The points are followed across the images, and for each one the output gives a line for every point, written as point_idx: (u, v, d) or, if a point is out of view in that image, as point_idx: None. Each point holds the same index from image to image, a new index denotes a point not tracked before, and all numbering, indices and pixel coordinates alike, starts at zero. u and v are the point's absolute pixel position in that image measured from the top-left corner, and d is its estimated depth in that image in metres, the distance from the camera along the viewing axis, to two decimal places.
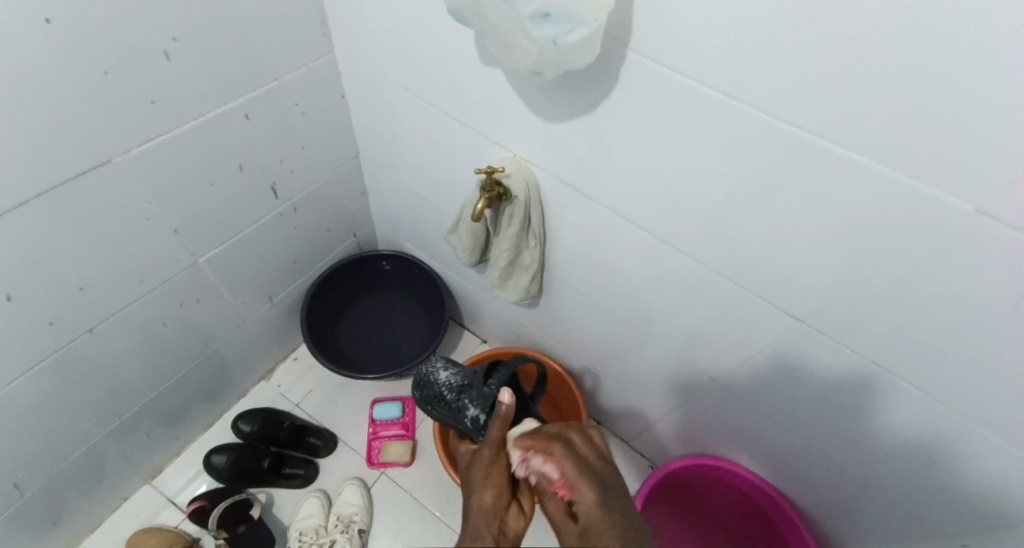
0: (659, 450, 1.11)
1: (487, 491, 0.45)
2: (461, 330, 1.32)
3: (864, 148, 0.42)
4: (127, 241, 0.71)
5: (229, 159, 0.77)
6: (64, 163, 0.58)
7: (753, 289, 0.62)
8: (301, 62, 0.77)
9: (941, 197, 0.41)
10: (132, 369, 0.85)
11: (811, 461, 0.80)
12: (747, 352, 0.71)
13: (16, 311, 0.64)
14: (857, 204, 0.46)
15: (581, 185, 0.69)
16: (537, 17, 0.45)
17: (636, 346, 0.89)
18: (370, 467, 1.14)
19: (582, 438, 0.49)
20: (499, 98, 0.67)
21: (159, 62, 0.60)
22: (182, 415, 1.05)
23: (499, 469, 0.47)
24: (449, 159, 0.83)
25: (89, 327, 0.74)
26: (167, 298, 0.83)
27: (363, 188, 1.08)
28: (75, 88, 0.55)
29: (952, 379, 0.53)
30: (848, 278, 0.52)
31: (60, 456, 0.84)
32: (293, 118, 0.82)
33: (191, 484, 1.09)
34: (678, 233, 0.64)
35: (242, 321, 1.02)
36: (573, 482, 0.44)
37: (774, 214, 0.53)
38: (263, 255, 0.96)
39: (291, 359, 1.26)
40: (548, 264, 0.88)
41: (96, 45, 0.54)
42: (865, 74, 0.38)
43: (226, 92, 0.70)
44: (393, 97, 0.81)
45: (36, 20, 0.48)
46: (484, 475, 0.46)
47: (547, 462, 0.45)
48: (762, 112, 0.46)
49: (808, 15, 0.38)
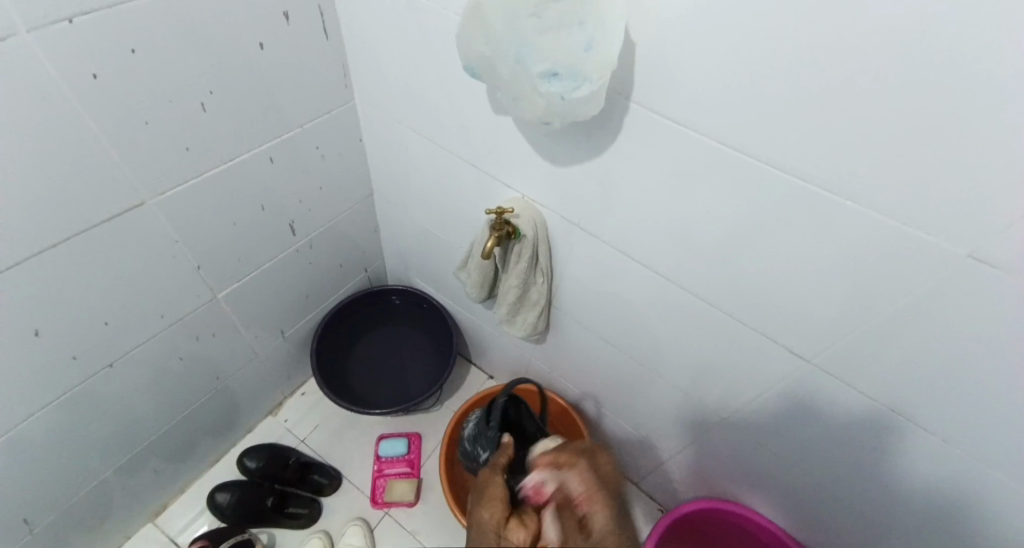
0: (668, 490, 1.09)
1: (487, 507, 0.54)
2: (468, 366, 1.33)
3: (859, 192, 0.44)
4: (151, 278, 0.73)
5: (251, 201, 0.80)
6: (98, 204, 0.61)
7: (758, 326, 0.63)
8: (323, 110, 0.82)
9: (935, 239, 0.42)
10: (146, 403, 0.87)
11: (823, 504, 0.79)
12: (754, 390, 0.72)
13: (43, 345, 0.66)
14: (855, 245, 0.48)
15: (588, 225, 0.72)
16: (545, 76, 0.49)
17: (644, 383, 0.89)
18: (375, 507, 1.13)
19: (603, 464, 0.60)
20: (509, 144, 0.70)
21: (194, 113, 0.65)
22: (189, 451, 1.05)
23: (493, 490, 0.56)
24: (460, 199, 0.86)
25: (109, 362, 0.76)
26: (184, 333, 0.85)
27: (375, 226, 1.11)
28: (117, 136, 0.59)
29: (956, 417, 0.53)
30: (852, 318, 0.54)
31: (69, 492, 0.84)
32: (313, 161, 0.86)
33: (195, 522, 1.08)
34: (683, 270, 0.66)
35: (254, 356, 1.04)
36: (591, 494, 0.56)
37: (776, 255, 0.55)
38: (277, 291, 0.98)
39: (299, 395, 1.26)
40: (556, 300, 0.90)
41: (136, 97, 0.58)
42: (859, 124, 0.41)
43: (252, 138, 0.74)
44: (408, 141, 0.85)
45: (87, 76, 0.53)
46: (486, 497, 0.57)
47: (574, 472, 0.58)
48: (762, 160, 0.49)
49: (802, 69, 0.41)
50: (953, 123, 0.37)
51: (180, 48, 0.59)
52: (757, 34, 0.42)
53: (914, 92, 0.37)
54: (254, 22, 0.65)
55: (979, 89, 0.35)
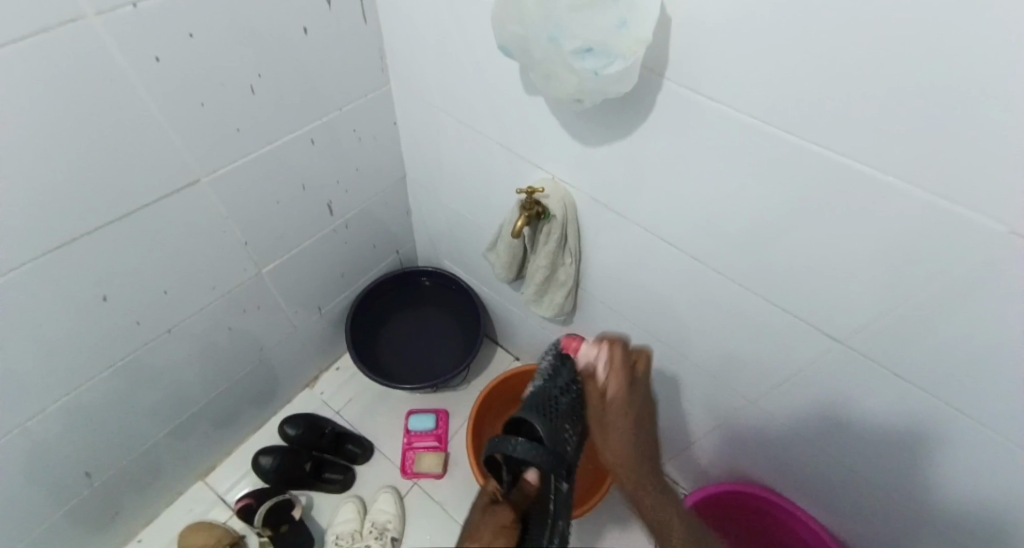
0: (693, 472, 1.11)
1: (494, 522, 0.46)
2: (495, 346, 1.36)
3: (895, 168, 0.44)
4: (202, 252, 0.78)
5: (292, 181, 0.84)
6: (157, 181, 0.66)
7: (786, 307, 0.64)
8: (361, 92, 0.85)
9: (974, 218, 0.42)
10: (195, 371, 0.93)
11: (849, 487, 0.80)
12: (781, 373, 0.73)
13: (106, 311, 0.72)
14: (889, 226, 0.48)
15: (618, 206, 0.73)
16: (578, 53, 0.51)
17: (670, 365, 0.90)
18: (405, 476, 1.18)
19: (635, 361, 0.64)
20: (541, 125, 0.71)
21: (243, 96, 0.68)
22: (235, 417, 1.12)
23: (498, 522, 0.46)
24: (491, 180, 0.88)
25: (165, 329, 0.81)
26: (231, 306, 0.90)
27: (408, 207, 1.14)
28: (173, 117, 0.63)
29: (987, 402, 0.53)
30: (884, 299, 0.54)
31: (127, 448, 0.92)
32: (350, 143, 0.89)
33: (239, 483, 1.16)
34: (712, 251, 0.66)
35: (294, 329, 1.09)
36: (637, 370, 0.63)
37: (807, 234, 0.55)
38: (315, 267, 1.02)
39: (334, 369, 1.32)
40: (583, 281, 0.91)
41: (191, 81, 0.62)
42: (891, 100, 0.41)
43: (294, 121, 0.77)
44: (441, 124, 0.87)
45: (147, 59, 0.57)
46: (495, 529, 0.45)
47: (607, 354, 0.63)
48: (795, 136, 0.49)
49: (835, 47, 0.41)
50: (980, 106, 0.37)
51: (230, 33, 0.62)
52: (790, 10, 0.42)
53: (943, 73, 0.37)
54: (299, 9, 0.68)
55: (1007, 73, 0.34)
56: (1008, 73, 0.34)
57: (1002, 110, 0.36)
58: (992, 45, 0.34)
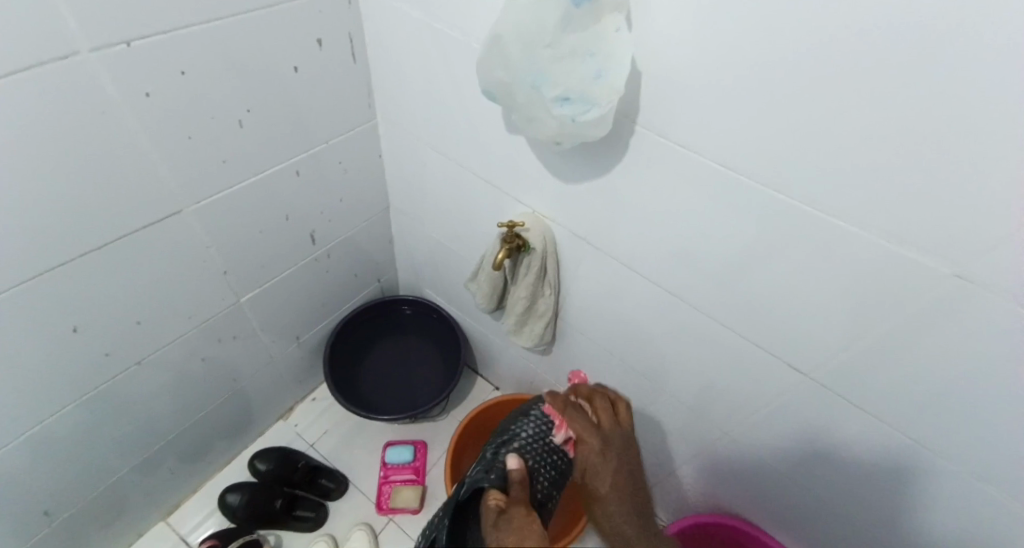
0: (674, 506, 1.10)
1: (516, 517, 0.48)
2: (475, 377, 1.36)
3: (849, 213, 0.48)
4: (181, 281, 0.77)
5: (276, 211, 0.84)
6: (138, 211, 0.66)
7: (757, 341, 0.66)
8: (348, 127, 0.87)
9: (924, 262, 0.46)
10: (166, 403, 0.90)
11: (824, 519, 0.81)
12: (755, 406, 0.74)
13: (78, 343, 0.70)
14: (848, 264, 0.51)
15: (596, 240, 0.75)
16: (558, 100, 0.54)
17: (648, 397, 0.91)
18: (380, 512, 1.14)
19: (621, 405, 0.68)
20: (522, 163, 0.74)
21: (232, 129, 0.70)
22: (204, 451, 1.08)
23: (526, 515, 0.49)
24: (473, 213, 0.90)
25: (137, 359, 0.80)
26: (207, 336, 0.88)
27: (390, 237, 1.15)
28: (162, 149, 0.63)
29: (947, 436, 0.55)
30: (847, 334, 0.56)
31: (89, 487, 0.87)
32: (335, 175, 0.90)
33: (204, 523, 1.11)
34: (686, 284, 0.68)
35: (270, 359, 1.07)
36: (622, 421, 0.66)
37: (773, 271, 0.58)
38: (293, 297, 1.01)
39: (310, 400, 1.29)
40: (562, 313, 0.93)
41: (181, 114, 0.63)
42: (847, 149, 0.44)
43: (281, 154, 0.79)
44: (425, 158, 0.89)
45: (139, 94, 0.58)
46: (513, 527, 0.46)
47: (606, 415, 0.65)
48: (759, 183, 0.52)
49: (793, 101, 0.45)
50: (942, 153, 0.40)
51: (222, 67, 0.64)
52: (765, 69, 0.45)
53: (898, 125, 0.41)
54: (291, 48, 0.70)
55: (962, 122, 0.38)
56: (956, 125, 0.38)
57: (963, 158, 0.39)
58: (947, 99, 0.37)
